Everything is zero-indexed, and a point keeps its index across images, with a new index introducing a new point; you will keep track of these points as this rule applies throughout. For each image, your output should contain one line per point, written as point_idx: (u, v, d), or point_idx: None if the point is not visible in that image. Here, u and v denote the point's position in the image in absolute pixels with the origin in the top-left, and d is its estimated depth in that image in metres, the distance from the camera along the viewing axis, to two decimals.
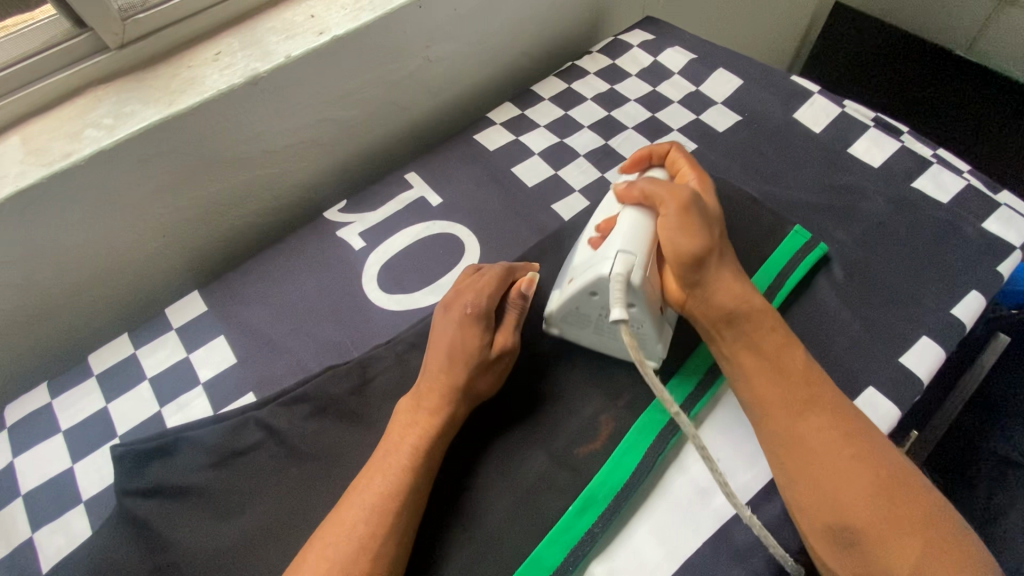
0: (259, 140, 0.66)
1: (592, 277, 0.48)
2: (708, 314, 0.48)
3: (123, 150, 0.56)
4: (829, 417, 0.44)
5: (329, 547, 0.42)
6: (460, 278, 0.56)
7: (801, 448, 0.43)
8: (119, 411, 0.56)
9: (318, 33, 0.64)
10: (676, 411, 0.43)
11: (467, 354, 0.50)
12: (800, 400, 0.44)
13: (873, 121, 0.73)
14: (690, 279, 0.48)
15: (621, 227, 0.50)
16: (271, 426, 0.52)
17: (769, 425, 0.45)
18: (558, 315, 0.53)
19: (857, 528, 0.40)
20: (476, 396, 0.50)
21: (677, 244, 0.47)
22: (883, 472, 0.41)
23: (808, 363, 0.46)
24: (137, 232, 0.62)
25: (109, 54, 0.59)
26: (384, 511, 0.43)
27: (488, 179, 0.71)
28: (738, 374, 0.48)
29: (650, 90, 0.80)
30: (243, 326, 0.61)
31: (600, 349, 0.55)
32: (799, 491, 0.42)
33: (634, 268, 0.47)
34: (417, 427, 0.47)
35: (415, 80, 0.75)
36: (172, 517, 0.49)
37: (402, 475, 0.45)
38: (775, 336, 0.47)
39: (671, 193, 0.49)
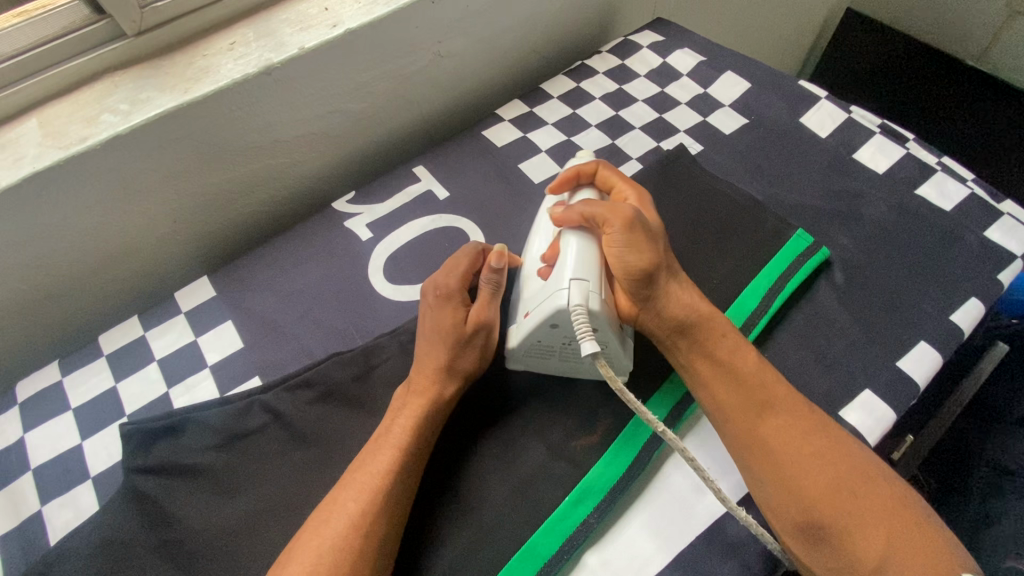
0: (271, 130, 0.67)
1: (550, 310, 0.47)
2: (661, 325, 0.50)
3: (139, 135, 0.57)
4: (788, 417, 0.46)
5: (326, 523, 0.43)
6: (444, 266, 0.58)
7: (763, 448, 0.46)
8: (128, 391, 0.57)
9: (332, 26, 0.65)
10: (659, 428, 0.44)
11: (437, 336, 0.51)
12: (759, 401, 0.47)
13: (880, 128, 0.74)
14: (644, 293, 0.49)
15: (568, 253, 0.49)
16: (275, 410, 0.53)
17: (734, 429, 0.47)
18: (519, 350, 0.52)
19: (824, 524, 0.42)
20: (461, 374, 0.51)
21: (626, 261, 0.49)
22: (843, 467, 0.44)
23: (761, 363, 0.49)
24: (149, 216, 0.64)
25: (128, 41, 0.60)
26: (376, 488, 0.44)
27: (496, 175, 0.72)
28: (697, 381, 0.50)
29: (658, 91, 0.80)
30: (251, 312, 0.62)
31: (567, 372, 0.54)
32: (768, 493, 0.45)
33: (590, 294, 0.47)
34: (401, 409, 0.49)
35: (426, 75, 0.76)
36: (178, 495, 0.50)
37: (389, 455, 0.46)
38: (727, 343, 0.49)
39: (614, 212, 0.49)
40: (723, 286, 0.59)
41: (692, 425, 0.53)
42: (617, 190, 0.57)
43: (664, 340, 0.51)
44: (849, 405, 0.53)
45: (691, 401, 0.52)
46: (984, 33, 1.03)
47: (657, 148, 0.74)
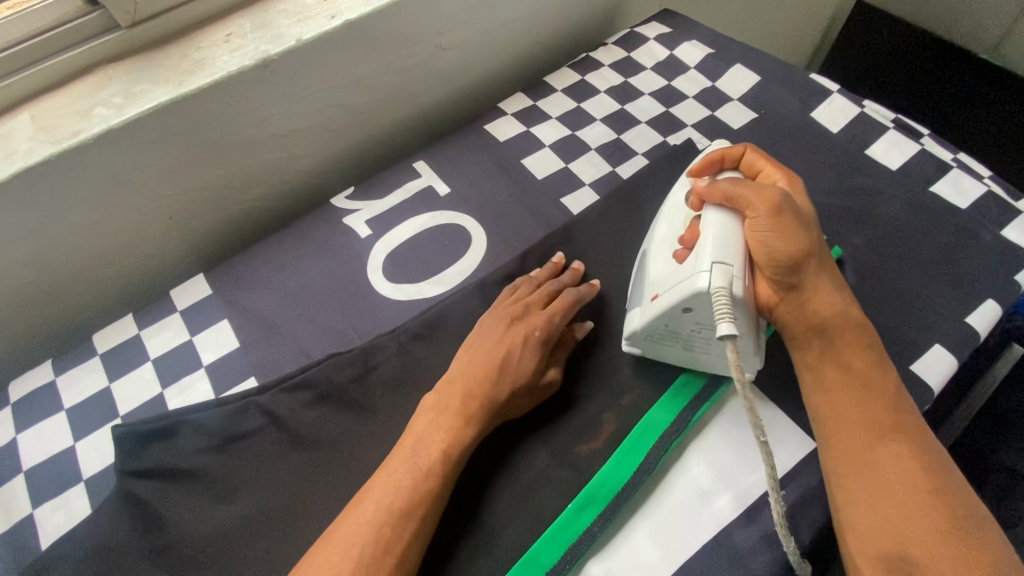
0: (269, 124, 0.65)
1: (688, 293, 0.46)
2: (800, 321, 0.48)
3: (132, 130, 0.56)
4: (906, 447, 0.42)
5: (351, 541, 0.41)
6: (514, 291, 0.56)
7: (870, 470, 0.41)
8: (121, 392, 0.56)
9: (330, 17, 0.63)
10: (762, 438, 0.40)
11: (518, 373, 0.49)
12: (881, 425, 0.43)
13: (893, 122, 0.72)
14: (787, 285, 0.47)
15: (712, 235, 0.48)
16: (271, 412, 0.52)
17: (841, 444, 0.44)
18: (641, 334, 0.51)
19: (913, 559, 0.37)
20: (514, 413, 0.50)
21: (774, 250, 0.47)
22: (951, 510, 0.39)
23: (895, 382, 0.45)
24: (144, 212, 0.62)
25: (122, 32, 0.58)
26: (408, 516, 0.43)
27: (498, 171, 0.71)
28: (816, 384, 0.47)
29: (665, 84, 0.78)
30: (248, 311, 0.60)
31: (688, 363, 0.52)
32: (858, 514, 0.41)
33: (733, 278, 0.45)
34: (450, 431, 0.47)
35: (427, 67, 0.74)
36: (171, 499, 0.48)
37: (428, 478, 0.44)
38: (861, 347, 0.46)
39: (761, 195, 0.47)
40: None
41: (699, 430, 0.51)
42: (763, 173, 0.55)
43: (800, 339, 0.48)
44: None
45: (698, 406, 0.51)
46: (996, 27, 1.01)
47: (664, 143, 0.72)
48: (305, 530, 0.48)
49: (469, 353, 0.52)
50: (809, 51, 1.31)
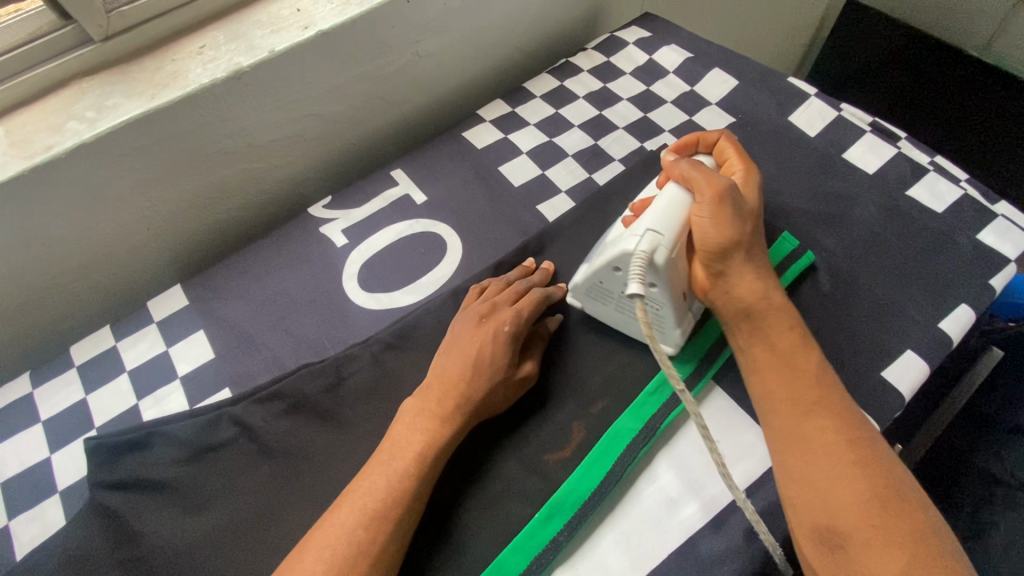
0: (245, 134, 0.66)
1: (617, 253, 0.48)
2: (729, 305, 0.48)
3: (105, 143, 0.56)
4: (834, 420, 0.42)
5: (327, 547, 0.41)
6: (489, 288, 0.57)
7: (802, 445, 0.42)
8: (98, 403, 0.57)
9: (303, 27, 0.63)
10: (680, 388, 0.43)
11: (491, 369, 0.49)
12: (808, 401, 0.43)
13: (872, 126, 0.71)
14: (717, 267, 0.48)
15: (658, 207, 0.50)
16: (243, 423, 0.52)
17: (775, 421, 0.44)
18: (582, 288, 0.54)
19: (844, 530, 0.38)
20: (492, 408, 0.50)
21: (707, 232, 0.48)
22: (880, 481, 0.39)
23: (822, 365, 0.45)
24: (120, 224, 0.63)
25: (95, 46, 0.59)
26: (384, 518, 0.43)
27: (475, 178, 0.71)
28: (748, 366, 0.47)
29: (643, 88, 0.78)
30: (223, 321, 0.61)
31: (619, 326, 0.56)
32: (794, 489, 0.41)
33: (660, 247, 0.47)
34: (426, 431, 0.47)
35: (405, 75, 0.74)
36: (142, 511, 0.49)
37: (405, 481, 0.44)
38: (789, 334, 0.46)
39: (708, 183, 0.48)
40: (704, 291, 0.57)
41: (667, 439, 0.51)
42: (728, 162, 0.55)
43: (729, 322, 0.48)
44: None
45: (666, 416, 0.51)
46: (989, 24, 1.00)
47: (640, 149, 0.72)
48: (274, 540, 0.48)
49: (442, 355, 0.52)
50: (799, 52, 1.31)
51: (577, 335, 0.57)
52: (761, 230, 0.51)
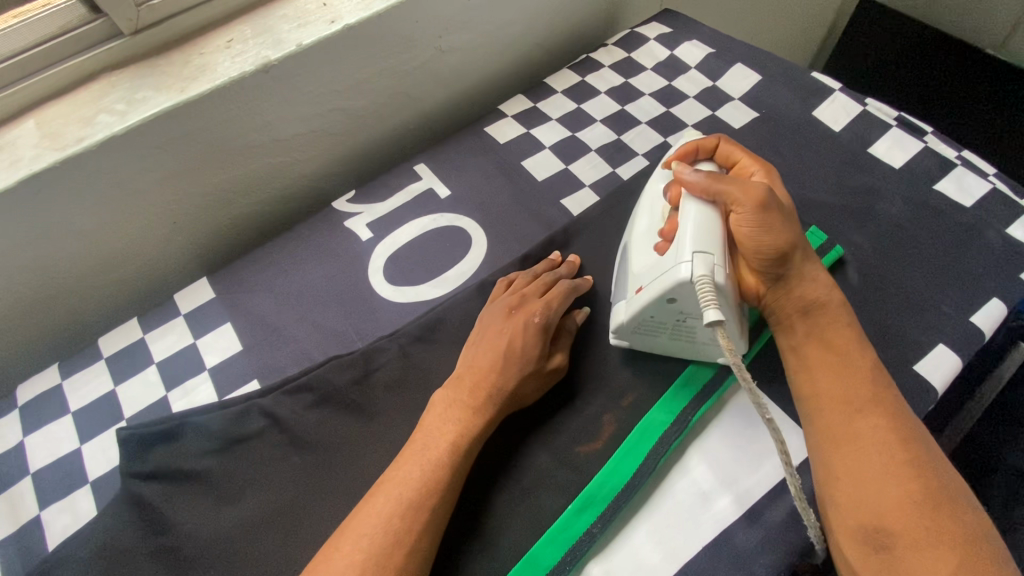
0: (271, 129, 0.66)
1: (670, 283, 0.46)
2: (787, 305, 0.49)
3: (135, 136, 0.57)
4: (886, 420, 0.42)
5: (365, 537, 0.41)
6: (514, 282, 0.57)
7: (851, 443, 0.42)
8: (127, 395, 0.57)
9: (330, 21, 0.64)
10: (768, 416, 0.41)
11: (523, 360, 0.49)
12: (859, 399, 0.43)
13: (897, 120, 0.71)
14: (773, 273, 0.48)
15: (689, 226, 0.48)
16: (273, 414, 0.52)
17: (823, 421, 0.44)
18: (627, 325, 0.51)
19: (890, 530, 0.38)
20: (522, 399, 0.50)
21: (760, 241, 0.47)
22: (928, 482, 0.39)
23: (874, 361, 0.46)
24: (148, 217, 0.63)
25: (124, 40, 0.59)
26: (419, 507, 0.43)
27: (498, 173, 0.71)
28: (800, 367, 0.47)
29: (665, 84, 0.78)
30: (250, 314, 0.61)
31: (671, 352, 0.53)
32: (837, 486, 0.41)
33: (714, 266, 0.45)
34: (459, 421, 0.47)
35: (427, 70, 0.74)
36: (175, 502, 0.49)
37: (440, 472, 0.44)
38: (845, 329, 0.47)
39: (745, 192, 0.47)
40: None
41: (699, 432, 0.51)
42: (739, 164, 0.55)
43: (785, 321, 0.49)
44: None
45: (699, 408, 0.50)
46: (1005, 20, 0.98)
47: (664, 144, 0.72)
48: (306, 530, 0.48)
49: (472, 347, 0.52)
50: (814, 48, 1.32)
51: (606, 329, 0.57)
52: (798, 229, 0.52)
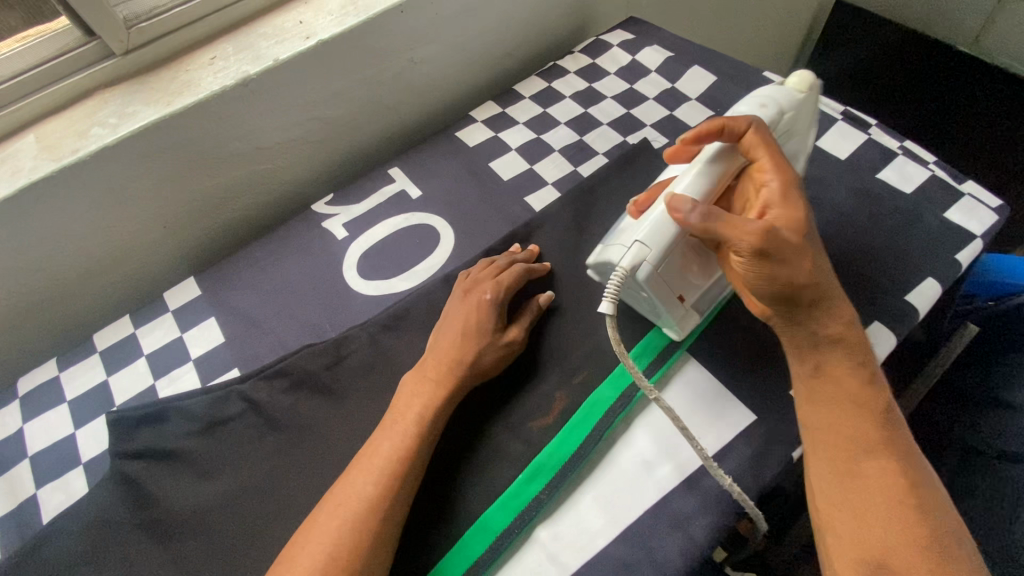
0: (253, 137, 0.71)
1: (605, 257, 0.51)
2: (799, 341, 0.49)
3: (125, 146, 0.62)
4: (890, 462, 0.45)
5: (342, 507, 0.45)
6: (478, 268, 0.61)
7: (855, 480, 0.45)
8: (118, 384, 0.61)
9: (305, 37, 0.69)
10: (654, 395, 0.48)
11: (477, 335, 0.54)
12: (870, 440, 0.46)
13: (843, 114, 0.74)
14: (778, 308, 0.49)
15: (653, 215, 0.50)
16: (251, 398, 0.57)
17: (828, 455, 0.46)
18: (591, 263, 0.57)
19: (890, 565, 0.41)
20: (484, 372, 0.54)
21: (754, 282, 0.48)
22: (927, 525, 0.42)
23: (889, 407, 0.47)
24: (140, 222, 0.68)
25: (117, 59, 0.65)
26: (392, 474, 0.46)
27: (467, 174, 0.75)
28: (807, 398, 0.49)
29: (627, 87, 0.82)
30: (233, 308, 0.65)
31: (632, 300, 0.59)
32: (842, 519, 0.44)
33: (643, 261, 0.50)
34: (425, 396, 0.51)
35: (400, 80, 0.79)
36: (160, 478, 0.53)
37: (408, 441, 0.48)
38: (855, 373, 0.48)
39: (742, 235, 0.45)
40: None
41: (643, 407, 0.54)
42: (759, 160, 0.50)
43: (797, 352, 0.50)
44: None
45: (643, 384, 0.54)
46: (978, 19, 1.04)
47: (623, 143, 0.76)
48: (277, 503, 0.52)
49: (435, 331, 0.56)
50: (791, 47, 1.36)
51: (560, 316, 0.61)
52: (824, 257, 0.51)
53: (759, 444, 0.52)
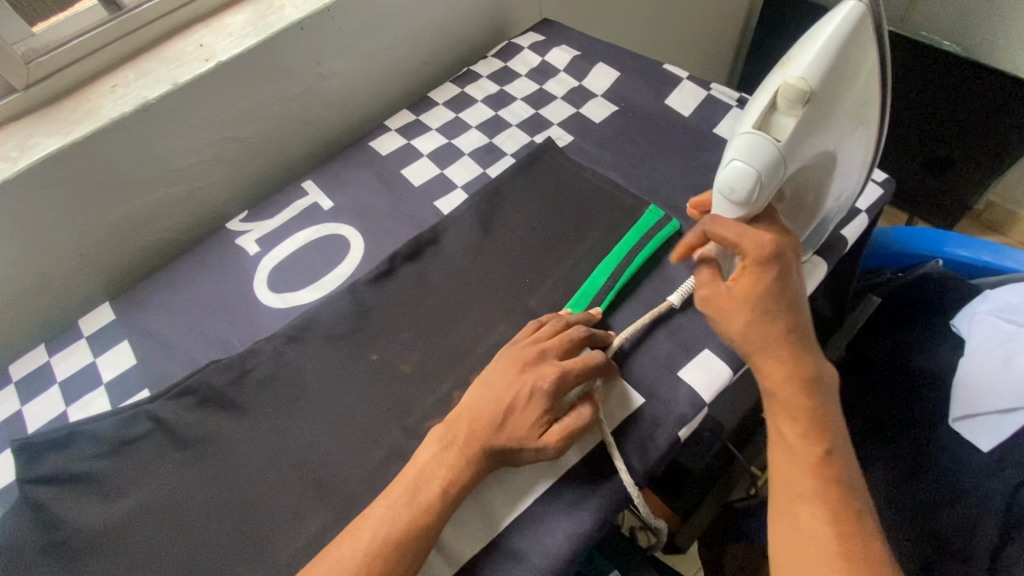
0: (163, 161, 0.72)
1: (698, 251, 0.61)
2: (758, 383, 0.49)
3: (26, 177, 0.63)
4: (828, 511, 0.42)
5: (342, 560, 0.45)
6: (549, 332, 0.56)
7: (792, 522, 0.43)
8: (31, 413, 0.62)
9: (205, 60, 0.70)
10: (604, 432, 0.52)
11: (518, 424, 0.50)
12: (807, 486, 0.44)
13: (738, 101, 0.76)
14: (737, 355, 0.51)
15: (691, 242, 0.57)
16: (157, 417, 0.58)
17: (774, 494, 0.46)
18: None
19: None
20: (516, 459, 0.51)
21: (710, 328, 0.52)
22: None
23: (839, 468, 0.44)
24: (51, 253, 0.69)
25: (19, 93, 0.66)
26: (400, 549, 0.46)
27: (379, 183, 0.77)
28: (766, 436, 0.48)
29: (536, 88, 0.84)
30: (146, 331, 0.67)
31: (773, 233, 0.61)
32: (781, 552, 0.43)
33: None
34: (450, 467, 0.49)
35: (313, 96, 0.81)
36: (64, 502, 0.54)
37: (429, 515, 0.47)
38: (799, 428, 0.46)
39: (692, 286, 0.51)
40: (577, 269, 0.64)
41: None
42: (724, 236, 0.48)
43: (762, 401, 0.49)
44: (686, 365, 0.56)
45: None
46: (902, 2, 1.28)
47: (530, 143, 0.78)
48: (177, 520, 0.52)
49: (480, 389, 0.53)
50: (732, 29, 1.47)
51: (461, 317, 0.63)
52: (804, 319, 0.48)
53: (644, 428, 0.53)
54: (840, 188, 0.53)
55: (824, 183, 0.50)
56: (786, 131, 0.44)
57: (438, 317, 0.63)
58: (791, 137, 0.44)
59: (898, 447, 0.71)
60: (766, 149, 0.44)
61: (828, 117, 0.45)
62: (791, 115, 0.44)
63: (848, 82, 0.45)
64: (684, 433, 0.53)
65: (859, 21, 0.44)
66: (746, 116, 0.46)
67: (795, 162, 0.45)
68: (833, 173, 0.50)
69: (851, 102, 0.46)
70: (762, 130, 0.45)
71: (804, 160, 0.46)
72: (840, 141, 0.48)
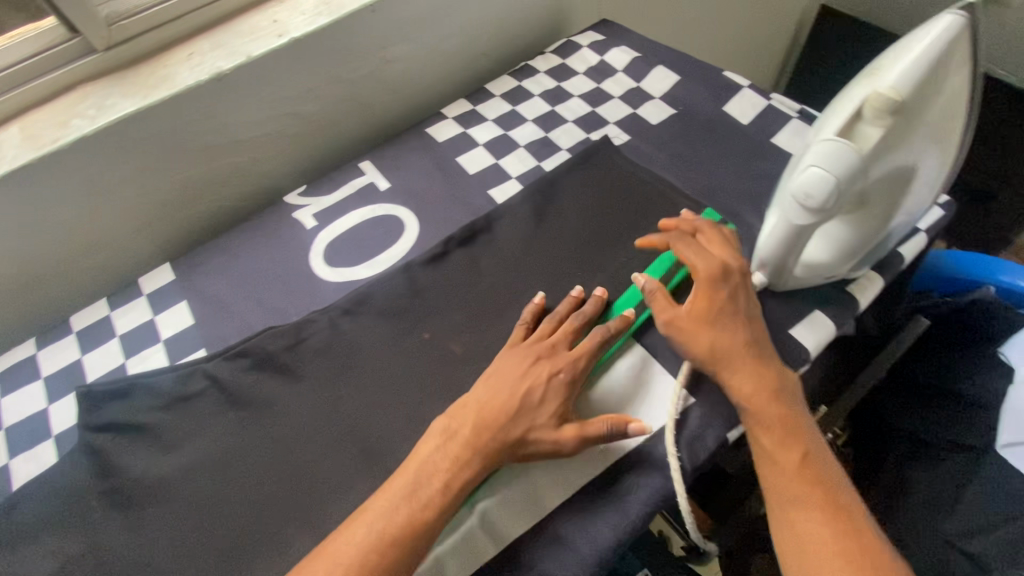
0: (229, 130, 0.74)
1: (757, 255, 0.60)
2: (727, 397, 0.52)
3: (104, 136, 0.65)
4: (818, 512, 0.46)
5: (350, 546, 0.45)
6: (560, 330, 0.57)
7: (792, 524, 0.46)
8: (90, 363, 0.64)
9: (278, 35, 0.72)
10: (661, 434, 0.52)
11: (529, 416, 0.51)
12: (797, 489, 0.47)
13: (799, 113, 0.76)
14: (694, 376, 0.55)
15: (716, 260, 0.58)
16: (214, 376, 0.59)
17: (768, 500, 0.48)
18: None
19: None
20: (524, 456, 0.51)
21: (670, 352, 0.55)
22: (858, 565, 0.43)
23: (818, 464, 0.48)
24: (116, 211, 0.71)
25: (100, 54, 0.68)
26: (401, 546, 0.46)
27: (435, 168, 0.78)
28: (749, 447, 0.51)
29: (594, 86, 0.85)
30: (204, 293, 0.68)
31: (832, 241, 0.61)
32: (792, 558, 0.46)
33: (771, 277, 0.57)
34: (455, 460, 0.49)
35: (375, 79, 0.82)
36: (121, 449, 0.56)
37: (432, 510, 0.47)
38: (777, 439, 0.49)
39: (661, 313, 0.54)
40: (630, 265, 0.65)
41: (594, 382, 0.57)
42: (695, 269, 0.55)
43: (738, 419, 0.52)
44: None
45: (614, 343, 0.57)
46: None
47: (586, 139, 0.79)
48: (228, 477, 0.54)
49: (491, 381, 0.54)
50: (781, 43, 1.47)
51: (513, 303, 0.63)
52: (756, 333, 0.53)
53: (694, 426, 0.54)
54: (911, 204, 0.53)
55: (896, 196, 0.51)
56: (869, 140, 0.44)
57: (490, 301, 0.64)
58: (873, 147, 0.45)
59: (944, 470, 0.74)
60: (846, 156, 0.44)
61: (911, 130, 0.45)
62: (876, 125, 0.44)
63: (934, 98, 0.45)
64: (733, 434, 0.54)
65: (961, 36, 0.44)
66: (829, 122, 0.47)
67: (873, 173, 0.46)
68: (905, 188, 0.50)
69: (934, 119, 0.46)
70: (844, 137, 0.45)
71: (881, 171, 0.47)
72: (917, 157, 0.48)
